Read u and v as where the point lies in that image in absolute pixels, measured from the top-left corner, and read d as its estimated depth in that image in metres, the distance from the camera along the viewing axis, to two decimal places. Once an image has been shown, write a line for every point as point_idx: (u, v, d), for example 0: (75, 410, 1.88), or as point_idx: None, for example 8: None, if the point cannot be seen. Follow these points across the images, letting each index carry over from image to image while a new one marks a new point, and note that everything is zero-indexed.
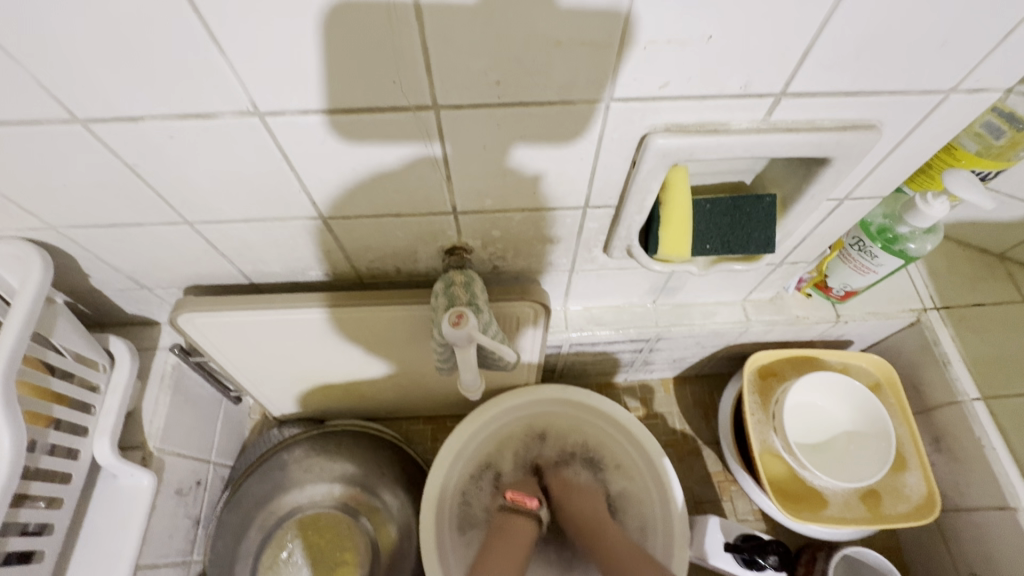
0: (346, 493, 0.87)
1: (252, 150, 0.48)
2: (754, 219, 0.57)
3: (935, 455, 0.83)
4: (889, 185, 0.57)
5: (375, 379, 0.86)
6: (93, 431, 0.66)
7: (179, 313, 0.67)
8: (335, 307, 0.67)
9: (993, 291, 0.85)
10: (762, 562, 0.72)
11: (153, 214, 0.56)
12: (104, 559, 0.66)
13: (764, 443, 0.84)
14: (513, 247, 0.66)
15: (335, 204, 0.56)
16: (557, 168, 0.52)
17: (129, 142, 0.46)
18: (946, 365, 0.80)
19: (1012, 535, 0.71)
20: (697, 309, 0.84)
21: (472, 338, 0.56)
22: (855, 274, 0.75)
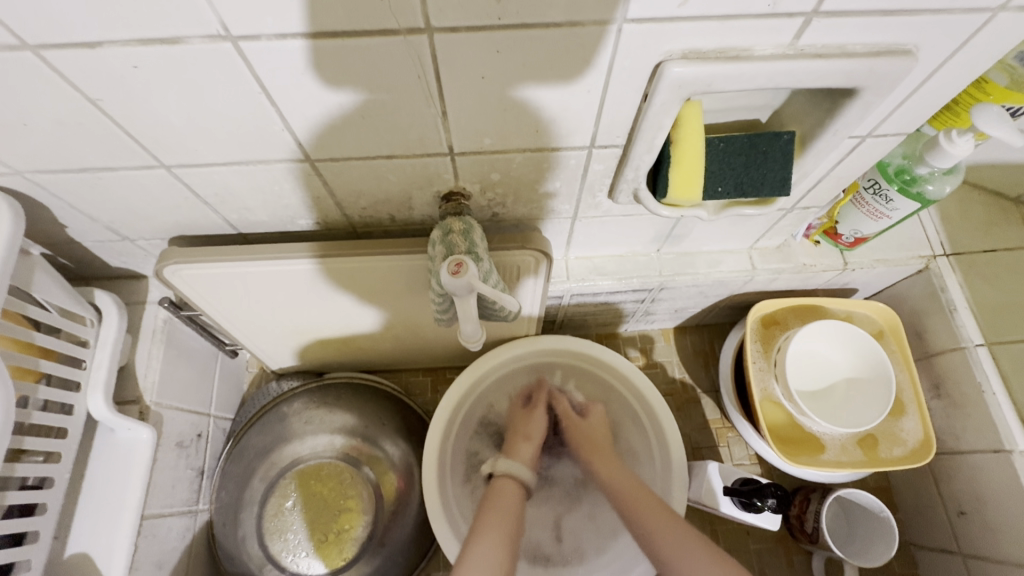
0: (348, 443, 0.88)
1: (226, 81, 0.44)
2: (770, 159, 0.54)
3: (933, 400, 0.84)
4: (916, 120, 0.53)
5: (373, 331, 0.84)
6: (85, 386, 0.65)
7: (163, 265, 0.64)
8: (327, 257, 0.64)
9: (1005, 236, 0.83)
10: (759, 505, 0.71)
11: (125, 157, 0.52)
12: (108, 510, 0.66)
13: (764, 390, 0.84)
14: (513, 192, 0.62)
15: (322, 145, 0.52)
16: (561, 102, 0.48)
17: (89, 73, 0.42)
18: (952, 311, 0.79)
19: (1004, 476, 0.73)
20: (702, 258, 0.81)
21: (472, 288, 0.53)
22: (867, 219, 0.72)
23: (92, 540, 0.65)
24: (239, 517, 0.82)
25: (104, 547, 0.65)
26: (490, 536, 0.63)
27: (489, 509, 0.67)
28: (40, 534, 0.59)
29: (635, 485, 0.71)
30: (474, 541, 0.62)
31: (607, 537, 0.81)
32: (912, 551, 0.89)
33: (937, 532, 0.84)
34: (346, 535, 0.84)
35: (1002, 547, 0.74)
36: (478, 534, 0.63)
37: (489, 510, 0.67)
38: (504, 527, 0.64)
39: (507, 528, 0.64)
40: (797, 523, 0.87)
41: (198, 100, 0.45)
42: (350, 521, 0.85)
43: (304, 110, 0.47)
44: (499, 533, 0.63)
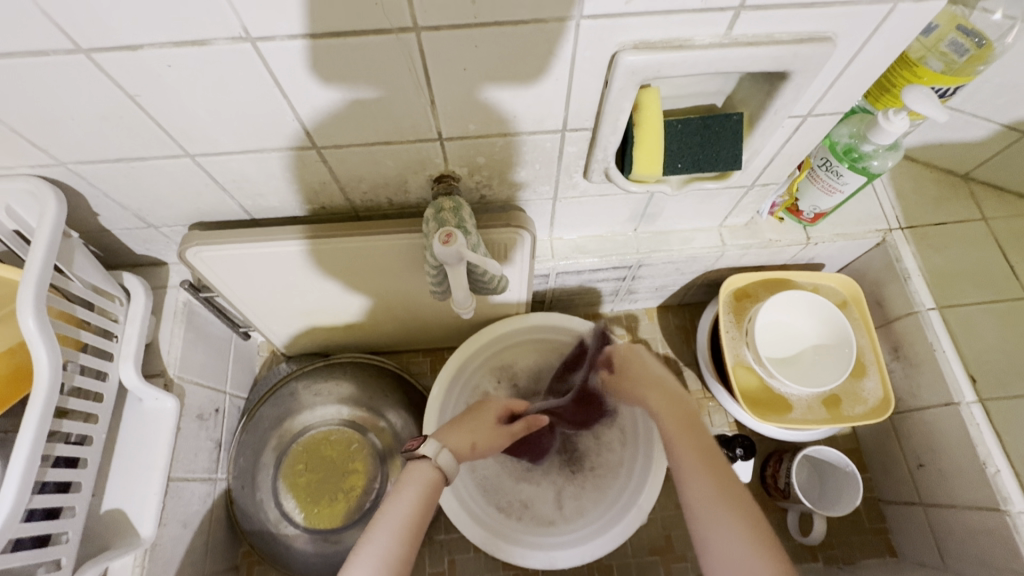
0: (353, 413, 0.95)
1: (245, 77, 0.51)
2: (722, 138, 0.62)
3: (894, 362, 0.90)
4: (849, 100, 0.60)
5: (374, 311, 0.91)
6: (117, 356, 0.72)
7: (187, 247, 0.71)
8: (331, 237, 0.72)
9: (955, 210, 0.90)
10: (730, 454, 0.78)
11: (155, 147, 0.60)
12: (140, 470, 0.73)
13: (737, 356, 0.91)
14: (497, 175, 0.69)
15: (327, 133, 0.59)
16: (534, 89, 0.55)
17: (130, 72, 0.49)
18: (906, 279, 0.86)
19: (954, 427, 0.79)
20: (675, 236, 0.89)
21: (462, 256, 0.61)
22: (823, 194, 0.79)
23: (123, 496, 0.72)
24: (256, 481, 0.89)
25: (136, 504, 0.72)
26: (388, 524, 0.57)
27: (406, 481, 0.62)
28: (83, 485, 0.65)
29: (710, 460, 0.60)
30: (374, 523, 0.58)
31: (600, 490, 0.89)
32: (880, 505, 0.95)
33: (902, 485, 0.90)
34: (353, 494, 0.91)
35: (955, 493, 0.80)
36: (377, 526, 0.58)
37: (406, 483, 0.61)
38: (403, 522, 0.58)
39: (416, 511, 0.59)
40: (772, 482, 0.93)
41: (221, 94, 0.53)
42: (358, 485, 0.92)
43: (310, 101, 0.54)
44: (398, 525, 0.57)
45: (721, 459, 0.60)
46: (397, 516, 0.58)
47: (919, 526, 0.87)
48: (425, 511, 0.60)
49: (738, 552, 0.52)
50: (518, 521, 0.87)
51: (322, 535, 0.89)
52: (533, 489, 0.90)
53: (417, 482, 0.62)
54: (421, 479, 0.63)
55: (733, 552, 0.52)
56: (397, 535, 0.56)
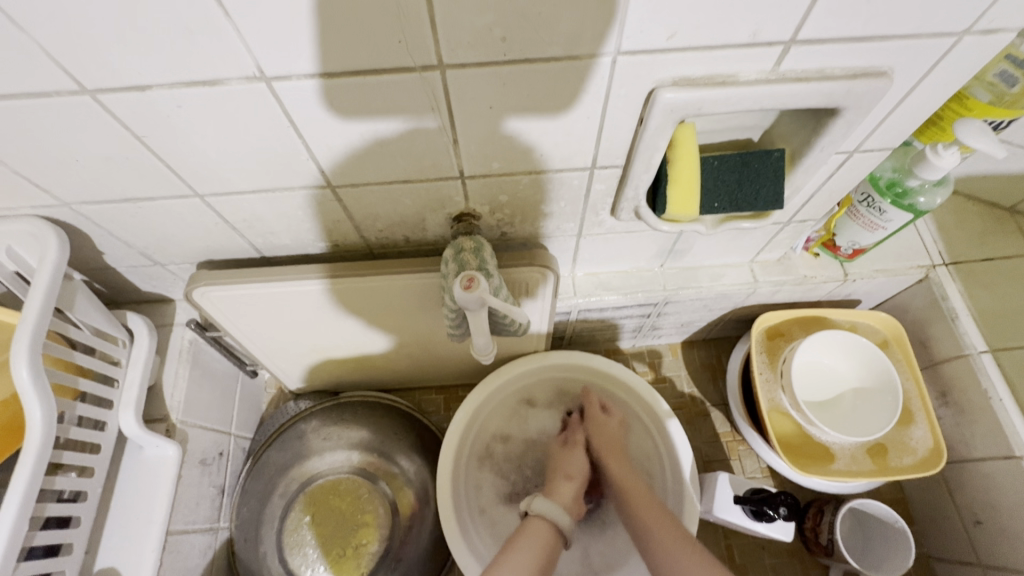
0: (364, 459, 0.90)
1: (258, 116, 0.48)
2: (762, 175, 0.58)
3: (942, 408, 0.84)
4: (900, 135, 0.56)
5: (386, 350, 0.87)
6: (118, 404, 0.68)
7: (193, 287, 0.68)
8: (344, 277, 0.68)
9: (1002, 245, 0.85)
10: (772, 514, 0.71)
11: (164, 188, 0.57)
12: (139, 525, 0.69)
13: (772, 401, 0.86)
14: (520, 213, 0.66)
15: (344, 172, 0.56)
16: (563, 126, 0.52)
17: (137, 113, 0.47)
18: (953, 319, 0.80)
19: (1016, 482, 0.72)
20: (704, 272, 0.84)
21: (484, 301, 0.56)
22: (863, 230, 0.75)
23: (118, 554, 0.67)
24: (259, 534, 0.84)
25: (132, 562, 0.67)
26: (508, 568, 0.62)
27: (514, 547, 0.65)
28: (74, 547, 0.62)
29: (683, 539, 0.65)
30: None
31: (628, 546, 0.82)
32: (931, 563, 0.87)
33: (956, 543, 0.83)
34: (362, 550, 0.85)
35: (1019, 556, 0.73)
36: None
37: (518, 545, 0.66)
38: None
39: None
40: (812, 536, 0.87)
41: (232, 133, 0.50)
42: (367, 537, 0.86)
43: (326, 141, 0.51)
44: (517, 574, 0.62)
45: (689, 539, 0.64)
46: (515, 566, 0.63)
47: None
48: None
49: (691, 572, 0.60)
50: None
51: None
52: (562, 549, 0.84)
53: (530, 542, 0.67)
54: (528, 552, 0.65)
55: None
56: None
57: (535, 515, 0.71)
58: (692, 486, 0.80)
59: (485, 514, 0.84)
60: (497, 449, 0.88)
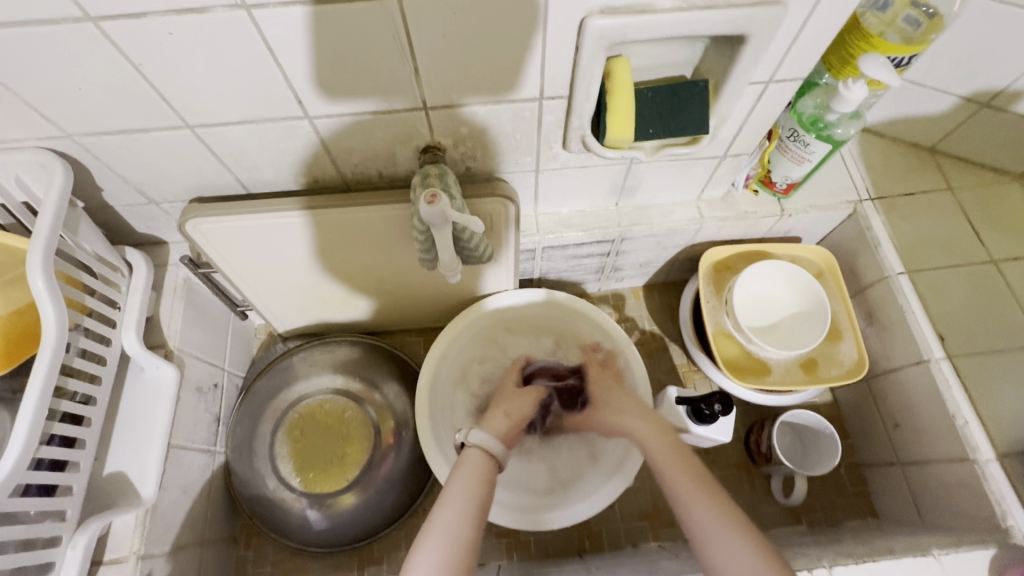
0: (348, 382, 0.98)
1: (241, 44, 0.55)
2: (689, 102, 0.66)
3: (868, 328, 0.93)
4: (806, 65, 0.65)
5: (367, 288, 0.95)
6: (120, 325, 0.75)
7: (188, 219, 0.75)
8: (324, 208, 0.76)
9: (922, 181, 0.94)
10: (707, 409, 0.80)
11: (158, 118, 0.63)
12: (143, 435, 0.76)
13: (717, 324, 0.95)
14: (481, 145, 0.73)
15: (319, 103, 0.63)
16: (511, 55, 0.59)
17: (135, 40, 0.53)
18: (876, 246, 0.90)
19: (926, 383, 0.82)
20: (656, 210, 0.93)
21: (446, 216, 0.64)
22: (792, 164, 0.83)
23: (125, 459, 0.74)
24: (252, 452, 0.93)
25: (138, 466, 0.75)
26: (454, 501, 0.61)
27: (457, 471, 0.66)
28: (87, 442, 0.68)
29: (689, 464, 0.63)
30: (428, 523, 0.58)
31: (586, 458, 0.92)
32: (862, 470, 0.98)
33: (881, 448, 0.93)
34: (348, 463, 0.94)
35: (928, 449, 0.83)
36: (428, 530, 0.58)
37: (459, 471, 0.66)
38: (468, 496, 0.62)
39: (466, 529, 0.58)
40: (755, 448, 0.97)
41: (218, 61, 0.57)
42: (351, 459, 0.94)
43: (302, 70, 0.58)
44: (462, 499, 0.61)
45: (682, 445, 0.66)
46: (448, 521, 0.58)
47: (898, 486, 0.90)
48: (474, 524, 0.59)
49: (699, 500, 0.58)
50: (507, 489, 0.89)
51: (318, 500, 0.91)
52: (526, 464, 0.92)
53: (468, 468, 0.66)
54: (466, 483, 0.64)
55: (733, 554, 0.53)
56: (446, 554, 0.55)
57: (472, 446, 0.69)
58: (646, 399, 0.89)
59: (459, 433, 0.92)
60: (472, 373, 0.96)
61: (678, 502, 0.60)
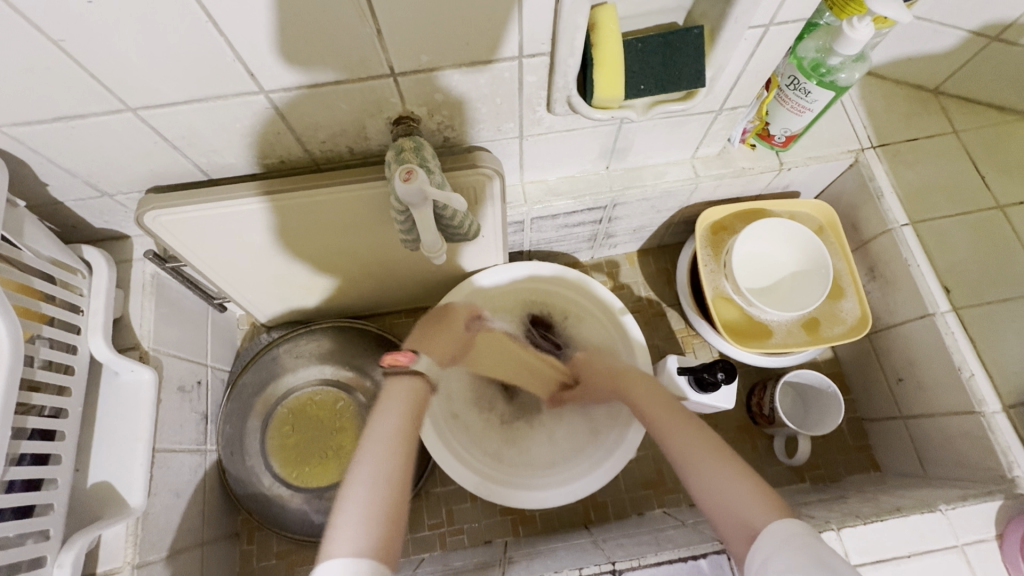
0: (337, 373, 0.96)
1: (174, 12, 0.48)
2: (684, 54, 0.60)
3: (871, 283, 0.91)
4: (810, 5, 0.59)
5: (349, 274, 0.90)
6: (85, 330, 0.71)
7: (143, 211, 0.69)
8: (292, 192, 0.70)
9: (926, 125, 0.89)
10: (711, 379, 0.78)
11: (94, 102, 0.57)
12: (123, 442, 0.72)
13: (717, 289, 0.91)
14: (458, 113, 0.67)
15: (272, 75, 0.57)
16: (484, 8, 0.53)
17: (48, 13, 0.46)
18: (879, 198, 0.86)
19: (930, 338, 0.80)
20: (648, 171, 0.87)
21: (424, 194, 0.59)
22: (792, 115, 0.78)
23: (108, 469, 0.71)
24: (244, 447, 0.90)
25: (123, 476, 0.71)
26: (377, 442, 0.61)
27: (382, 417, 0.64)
28: (62, 458, 0.65)
29: (686, 420, 0.65)
30: (350, 480, 0.57)
31: (587, 432, 0.90)
32: (864, 425, 0.97)
33: (884, 403, 0.92)
34: (344, 451, 0.92)
35: (933, 403, 0.82)
36: (350, 495, 0.55)
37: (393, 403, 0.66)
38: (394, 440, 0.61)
39: (389, 472, 0.58)
40: (758, 410, 0.95)
41: (149, 33, 0.50)
42: (346, 445, 0.92)
43: (249, 39, 0.52)
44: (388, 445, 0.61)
45: (686, 413, 0.67)
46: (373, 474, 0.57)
47: (900, 440, 0.89)
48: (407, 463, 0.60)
49: (712, 473, 0.58)
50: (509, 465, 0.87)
51: (316, 495, 0.90)
52: (527, 439, 0.91)
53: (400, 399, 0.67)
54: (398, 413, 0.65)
55: (733, 494, 0.55)
56: (368, 511, 0.53)
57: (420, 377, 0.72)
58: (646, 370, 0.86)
59: (458, 415, 0.90)
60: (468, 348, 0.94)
61: (677, 455, 0.62)
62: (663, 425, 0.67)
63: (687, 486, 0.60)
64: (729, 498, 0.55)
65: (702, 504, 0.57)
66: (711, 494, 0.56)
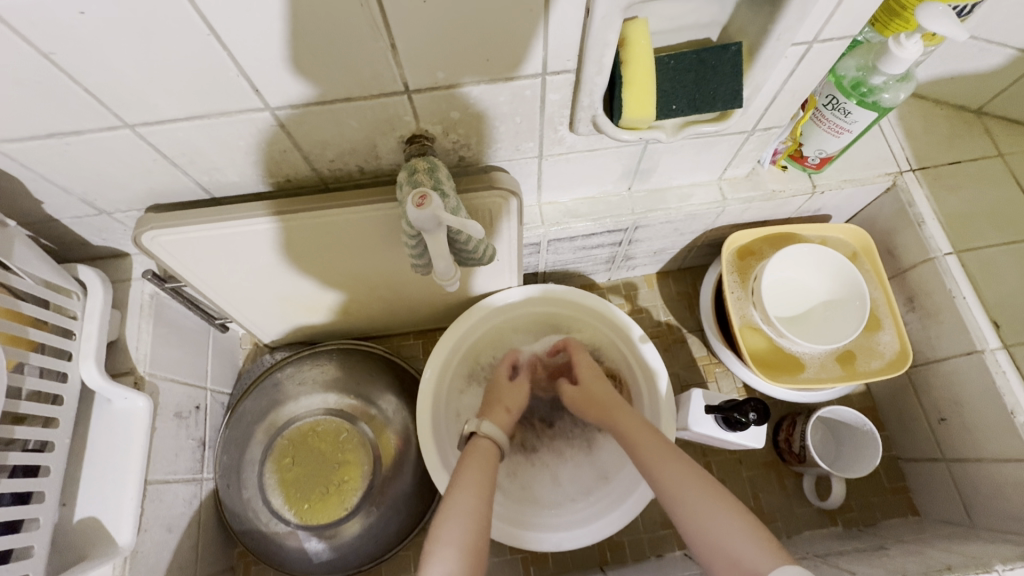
0: (341, 401, 0.91)
1: (175, 25, 0.44)
2: (719, 72, 0.56)
3: (909, 314, 0.85)
4: (858, 21, 0.54)
5: (356, 296, 0.86)
6: (77, 356, 0.67)
7: (140, 232, 0.65)
8: (298, 213, 0.66)
9: (969, 147, 0.84)
10: (741, 419, 0.72)
11: (89, 119, 0.53)
12: (113, 474, 0.68)
13: (743, 317, 0.86)
14: (475, 132, 0.63)
15: (279, 91, 0.53)
16: (507, 23, 0.49)
17: (38, 25, 0.43)
18: (920, 225, 0.80)
19: (977, 377, 0.74)
20: (673, 193, 0.83)
21: (439, 220, 0.55)
22: (829, 136, 0.74)
23: (96, 504, 0.67)
24: (242, 479, 0.86)
25: (110, 512, 0.67)
26: (466, 485, 0.63)
27: (461, 471, 0.65)
28: (46, 495, 0.61)
29: (673, 453, 0.64)
30: (440, 523, 0.58)
31: (599, 471, 0.85)
32: (900, 464, 0.91)
33: (923, 442, 0.86)
34: (347, 486, 0.87)
35: (980, 446, 0.76)
36: (440, 536, 0.57)
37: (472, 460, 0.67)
38: (478, 489, 0.63)
39: (477, 509, 0.60)
40: (786, 446, 0.90)
41: (147, 47, 0.46)
42: (348, 478, 0.88)
43: (254, 54, 0.48)
44: (473, 490, 0.62)
45: (670, 444, 0.65)
46: (463, 512, 0.59)
47: (942, 483, 0.83)
48: (486, 505, 0.61)
49: (706, 512, 0.56)
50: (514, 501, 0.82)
51: (316, 532, 0.85)
52: (532, 474, 0.85)
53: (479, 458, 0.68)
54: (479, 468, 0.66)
55: (726, 537, 0.53)
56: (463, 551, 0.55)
57: (482, 437, 0.71)
58: (668, 405, 0.81)
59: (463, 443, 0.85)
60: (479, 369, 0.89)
61: (668, 491, 0.60)
62: (650, 459, 0.64)
63: (681, 529, 0.57)
64: (727, 542, 0.53)
65: (698, 548, 0.55)
66: (708, 539, 0.54)
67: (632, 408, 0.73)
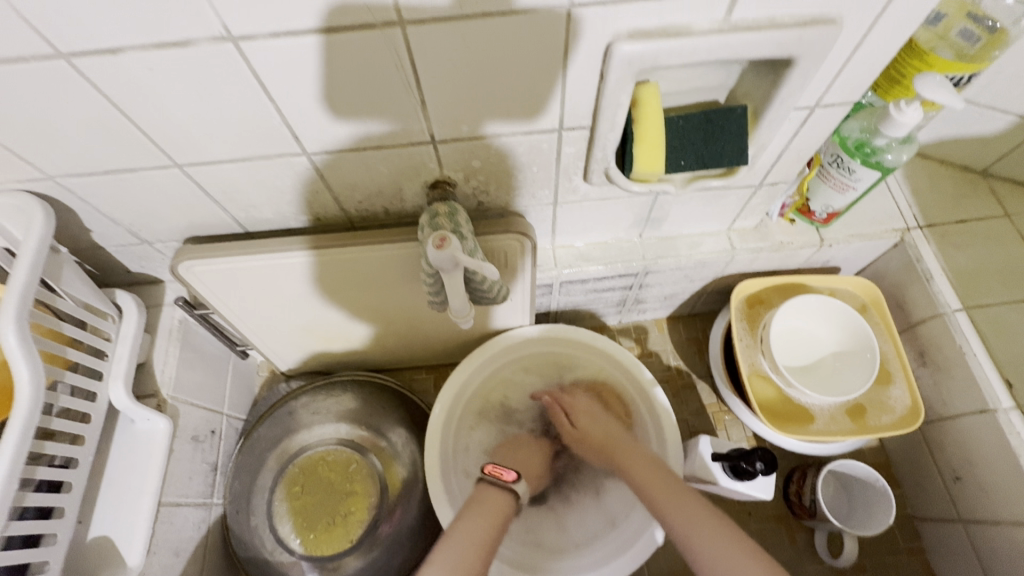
0: (352, 432, 0.93)
1: (232, 80, 0.50)
2: (726, 132, 0.59)
3: (920, 369, 0.85)
4: (858, 89, 0.58)
5: (373, 329, 0.89)
6: (107, 377, 0.70)
7: (178, 262, 0.70)
8: (324, 249, 0.70)
9: (975, 207, 0.86)
10: (749, 468, 0.72)
11: (144, 158, 0.59)
12: (129, 494, 0.70)
13: (752, 366, 0.86)
14: (494, 180, 0.68)
15: (317, 138, 0.58)
16: (529, 84, 0.53)
17: (113, 78, 0.48)
18: (928, 280, 0.81)
19: (991, 435, 0.74)
20: (683, 241, 0.86)
21: (456, 261, 0.58)
22: (834, 192, 0.76)
23: (111, 523, 0.68)
24: (251, 506, 0.87)
25: (123, 531, 0.68)
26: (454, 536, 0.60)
27: (462, 516, 0.63)
28: (66, 511, 0.63)
29: (686, 495, 0.63)
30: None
31: (603, 516, 0.84)
32: (915, 524, 0.89)
33: (939, 502, 0.84)
34: (352, 518, 0.88)
35: (997, 508, 0.74)
36: None
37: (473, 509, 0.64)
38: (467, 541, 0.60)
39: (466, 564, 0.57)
40: (796, 500, 0.88)
41: (204, 98, 0.51)
42: (354, 511, 0.88)
43: (299, 106, 0.53)
44: (462, 544, 0.60)
45: (683, 486, 0.65)
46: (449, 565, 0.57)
47: (960, 546, 0.81)
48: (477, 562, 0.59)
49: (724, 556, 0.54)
50: (516, 543, 0.82)
51: (318, 564, 0.85)
52: (534, 517, 0.85)
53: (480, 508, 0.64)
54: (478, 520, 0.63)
55: None
56: None
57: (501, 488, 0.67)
58: (676, 451, 0.81)
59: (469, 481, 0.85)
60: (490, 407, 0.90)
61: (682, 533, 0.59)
62: (665, 501, 0.63)
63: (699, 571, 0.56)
64: None
65: None
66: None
67: (642, 450, 0.73)
